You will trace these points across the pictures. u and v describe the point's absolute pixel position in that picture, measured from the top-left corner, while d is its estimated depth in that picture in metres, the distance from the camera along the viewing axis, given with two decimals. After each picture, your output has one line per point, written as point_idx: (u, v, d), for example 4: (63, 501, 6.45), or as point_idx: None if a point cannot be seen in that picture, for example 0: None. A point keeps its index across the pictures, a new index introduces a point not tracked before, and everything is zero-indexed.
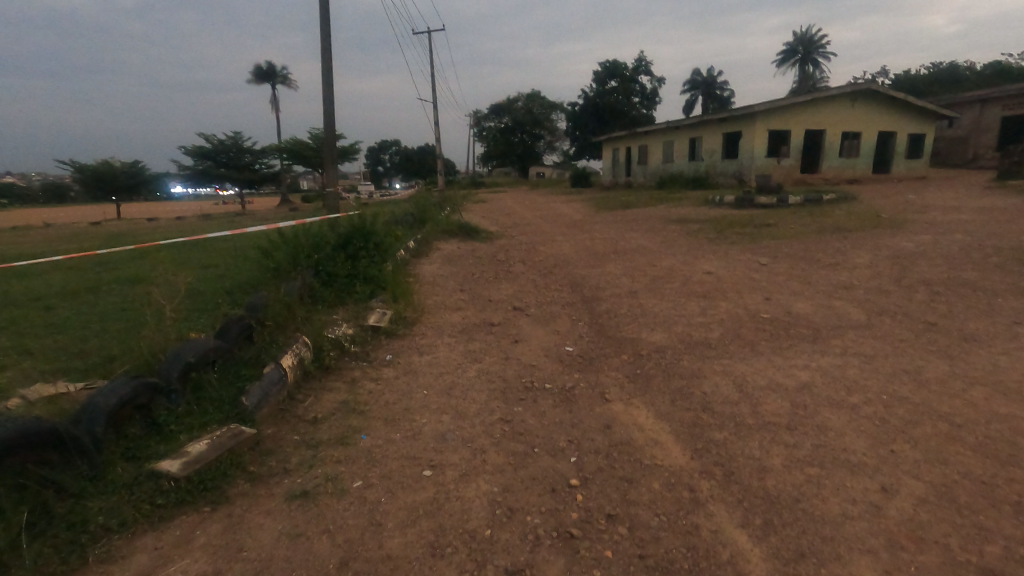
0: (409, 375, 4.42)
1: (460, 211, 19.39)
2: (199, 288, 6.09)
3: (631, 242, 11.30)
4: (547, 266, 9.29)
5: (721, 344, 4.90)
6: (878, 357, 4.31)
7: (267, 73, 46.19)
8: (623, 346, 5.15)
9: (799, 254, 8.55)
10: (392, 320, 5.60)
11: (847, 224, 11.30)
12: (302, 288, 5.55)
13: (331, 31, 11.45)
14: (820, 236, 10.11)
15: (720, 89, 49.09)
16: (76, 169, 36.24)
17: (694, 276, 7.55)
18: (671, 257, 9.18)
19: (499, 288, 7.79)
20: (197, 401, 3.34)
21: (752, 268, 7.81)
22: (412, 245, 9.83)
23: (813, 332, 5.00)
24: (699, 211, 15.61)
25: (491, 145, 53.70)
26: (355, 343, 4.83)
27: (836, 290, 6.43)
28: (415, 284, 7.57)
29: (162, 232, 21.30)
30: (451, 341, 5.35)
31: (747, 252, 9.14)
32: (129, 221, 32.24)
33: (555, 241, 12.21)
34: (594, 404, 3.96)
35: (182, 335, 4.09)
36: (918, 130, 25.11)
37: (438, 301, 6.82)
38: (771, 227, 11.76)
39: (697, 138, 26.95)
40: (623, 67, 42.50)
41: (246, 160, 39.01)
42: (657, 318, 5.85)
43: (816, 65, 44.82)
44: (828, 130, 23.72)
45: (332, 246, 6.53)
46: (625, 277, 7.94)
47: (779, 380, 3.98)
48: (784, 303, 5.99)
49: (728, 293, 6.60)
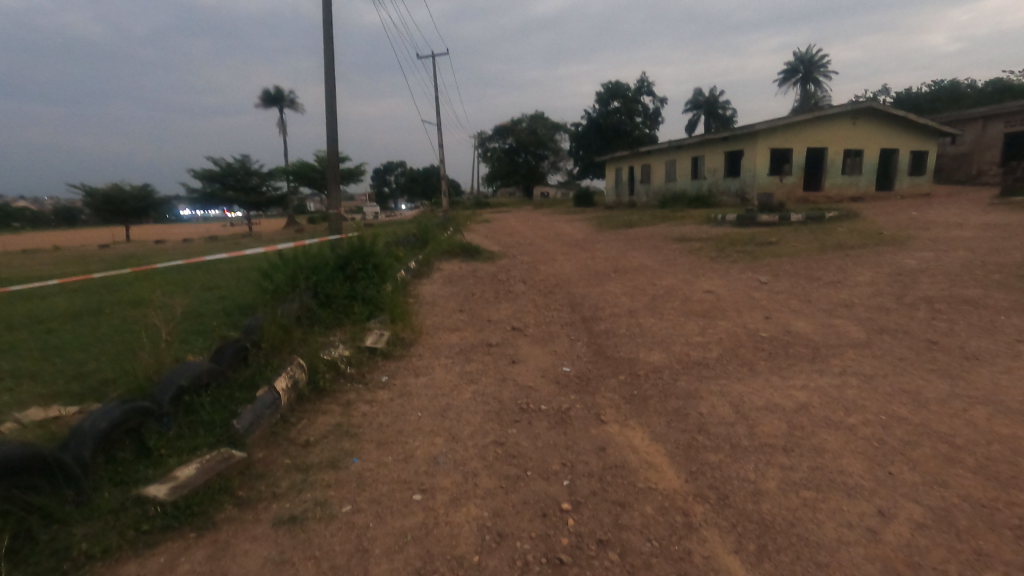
0: (404, 397, 4.40)
1: (464, 231, 19.49)
2: (199, 310, 6.13)
3: (632, 261, 11.34)
4: (548, 286, 9.30)
5: (718, 364, 4.86)
6: (877, 377, 4.25)
7: (276, 97, 47.09)
8: (620, 367, 5.11)
9: (801, 273, 8.54)
10: (389, 341, 5.61)
11: (849, 242, 11.29)
12: (300, 309, 5.57)
13: (334, 58, 11.69)
14: (822, 254, 10.09)
15: (722, 109, 49.57)
16: (87, 193, 36.90)
17: (694, 295, 7.55)
18: (672, 276, 9.17)
19: (498, 308, 7.79)
20: (189, 425, 3.34)
21: (753, 287, 7.78)
22: (413, 266, 9.89)
23: (812, 351, 4.95)
24: (701, 229, 15.65)
25: (495, 166, 54.23)
26: (352, 364, 4.83)
27: (836, 308, 6.40)
28: (414, 305, 7.59)
29: (169, 254, 21.56)
30: (448, 362, 5.34)
31: (748, 271, 9.13)
32: (138, 243, 32.68)
33: (557, 260, 12.25)
34: (589, 426, 3.92)
35: (177, 358, 4.10)
36: (921, 147, 25.16)
37: (436, 322, 6.82)
38: (773, 246, 11.75)
39: (699, 157, 27.13)
40: (625, 88, 43.02)
41: (253, 182, 39.55)
42: (655, 338, 5.82)
43: (818, 84, 45.29)
44: (830, 148, 23.81)
45: (331, 267, 6.58)
46: (625, 296, 7.94)
47: (776, 400, 3.92)
48: (784, 322, 5.96)
49: (727, 311, 6.57)
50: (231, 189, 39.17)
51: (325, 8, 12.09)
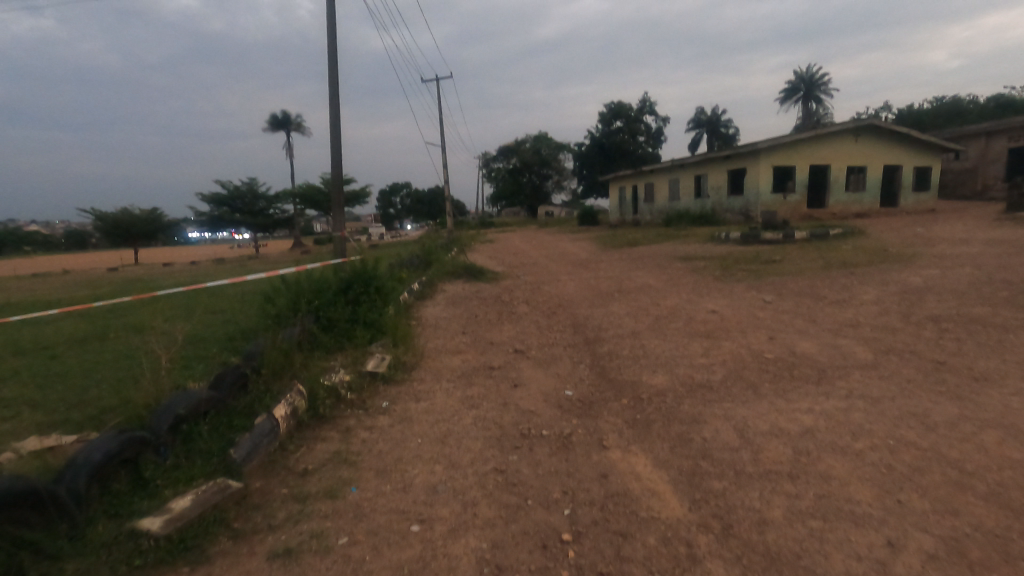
0: (405, 423, 4.36)
1: (468, 251, 19.56)
2: (201, 335, 6.14)
3: (636, 280, 11.31)
4: (551, 307, 9.28)
5: (723, 387, 4.80)
6: (885, 399, 4.18)
7: (283, 122, 47.90)
8: (623, 390, 5.05)
9: (806, 291, 8.49)
10: (390, 365, 5.58)
11: (854, 260, 11.23)
12: (301, 333, 5.57)
13: (339, 84, 11.89)
14: (827, 272, 10.04)
15: (725, 127, 49.92)
16: (97, 217, 37.41)
17: (698, 315, 7.50)
18: (676, 296, 9.13)
19: (501, 330, 7.76)
20: (186, 454, 3.31)
21: (757, 306, 7.74)
22: (416, 288, 9.90)
23: (818, 373, 4.89)
24: (705, 248, 15.64)
25: (500, 186, 54.62)
26: (352, 390, 4.81)
27: (841, 328, 6.34)
28: (417, 327, 7.57)
29: (175, 278, 21.69)
30: (449, 386, 5.30)
31: (753, 290, 9.08)
32: (146, 266, 32.97)
33: (560, 280, 12.24)
34: (591, 452, 3.86)
35: (178, 385, 4.08)
36: (925, 163, 25.20)
37: (438, 345, 6.79)
38: (778, 264, 11.69)
39: (702, 175, 27.23)
40: (627, 108, 43.46)
41: (260, 205, 39.97)
42: (658, 360, 5.77)
43: (819, 102, 45.64)
44: (833, 165, 23.87)
45: (333, 290, 6.59)
46: (628, 317, 7.90)
47: (781, 425, 3.86)
48: (789, 343, 5.90)
49: (731, 332, 6.51)
50: (239, 212, 39.67)
51: (331, 35, 12.33)
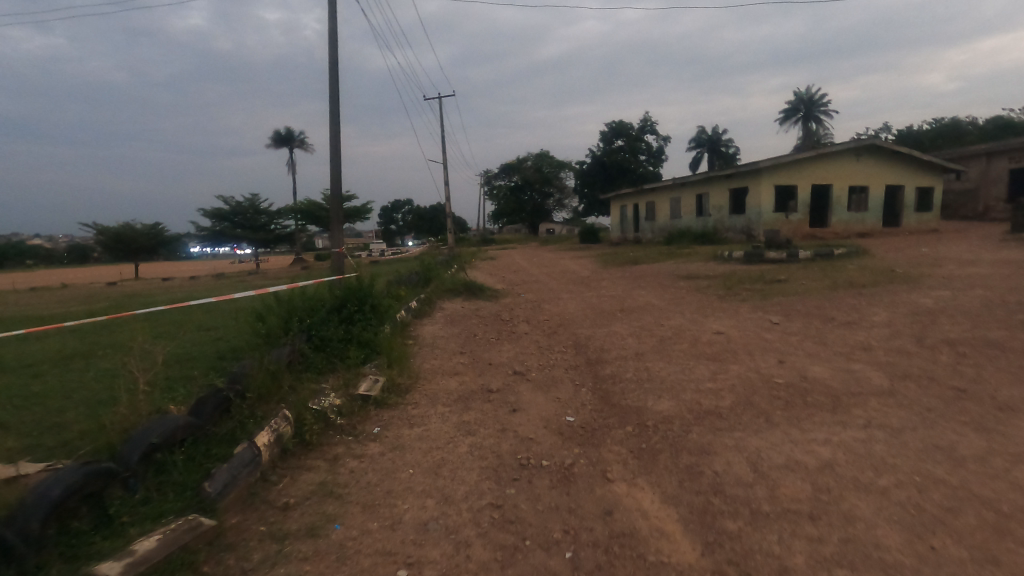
0: (397, 451, 4.12)
1: (468, 268, 19.38)
2: (189, 354, 5.92)
3: (639, 299, 11.11)
4: (551, 327, 9.05)
5: (732, 414, 4.55)
6: (906, 430, 3.93)
7: (286, 138, 48.17)
8: (627, 417, 4.81)
9: (813, 312, 8.28)
10: (384, 388, 5.35)
11: (861, 280, 11.03)
12: (291, 353, 5.36)
13: (339, 100, 11.85)
14: (834, 292, 9.85)
15: (725, 147, 50.15)
16: (99, 231, 37.43)
17: (703, 336, 7.28)
18: (680, 316, 8.92)
19: (500, 350, 7.53)
20: (158, 487, 3.07)
21: (764, 327, 7.51)
22: (414, 305, 9.70)
23: (833, 400, 4.64)
24: (708, 267, 15.45)
25: (501, 204, 54.74)
26: (342, 415, 4.58)
27: (853, 351, 6.10)
28: (413, 347, 7.35)
29: (173, 293, 21.49)
30: (445, 411, 5.06)
31: (758, 310, 8.86)
32: (145, 281, 32.84)
33: (562, 298, 12.05)
34: (594, 486, 3.61)
35: (157, 410, 3.85)
36: (927, 183, 25.16)
37: (435, 366, 6.57)
38: (783, 283, 11.49)
39: (703, 194, 27.19)
40: (629, 127, 43.73)
41: (262, 221, 39.99)
42: (664, 384, 5.52)
43: (819, 122, 45.92)
44: (835, 184, 23.81)
45: (327, 308, 6.39)
46: (631, 337, 7.67)
47: (797, 457, 3.61)
48: (800, 366, 5.66)
49: (739, 354, 6.27)
50: (240, 227, 39.72)
51: (332, 51, 12.33)
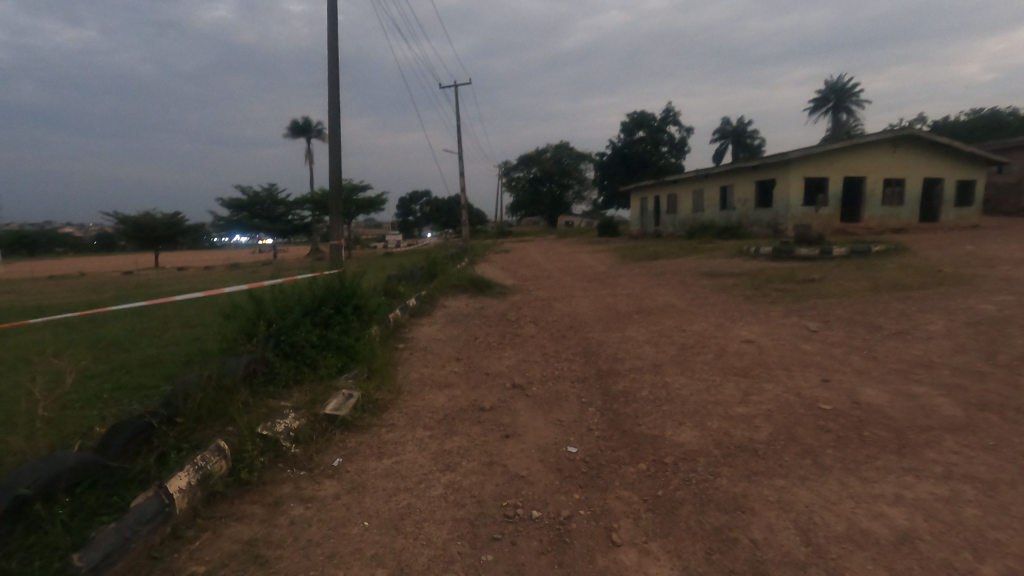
0: (356, 492, 3.38)
1: (478, 262, 18.56)
2: (147, 364, 5.29)
3: (658, 299, 10.26)
4: (560, 329, 8.23)
5: (772, 452, 3.70)
6: (1002, 486, 3.07)
7: (303, 128, 47.73)
8: (640, 450, 3.98)
9: (856, 318, 7.34)
10: (356, 406, 4.62)
11: (905, 281, 10.00)
12: (252, 363, 4.68)
13: (337, 82, 11.10)
14: (876, 295, 8.88)
15: (750, 138, 48.52)
16: (120, 220, 37.61)
17: (730, 346, 6.42)
18: (703, 320, 8.05)
19: (500, 357, 6.75)
20: (24, 555, 2.41)
21: (800, 336, 6.61)
22: (413, 302, 8.99)
23: (897, 436, 3.78)
24: (733, 263, 14.47)
25: (519, 195, 53.86)
26: (298, 443, 3.84)
27: (912, 368, 5.20)
28: (403, 353, 6.61)
29: (183, 283, 21.14)
30: (426, 435, 4.30)
31: (792, 314, 7.96)
32: (162, 270, 32.76)
33: (575, 296, 11.25)
34: (596, 554, 2.83)
35: (62, 444, 3.19)
36: (967, 176, 23.66)
37: (423, 376, 5.81)
38: (817, 284, 10.51)
39: (728, 186, 26.01)
40: (650, 118, 42.41)
41: (279, 211, 39.75)
42: (685, 406, 4.67)
43: (850, 113, 44.02)
44: (868, 176, 22.47)
45: (302, 310, 5.67)
46: (648, 344, 6.82)
47: (864, 526, 2.78)
48: (849, 388, 4.78)
49: (773, 370, 5.41)
50: (258, 218, 39.63)
51: (333, 32, 11.61)
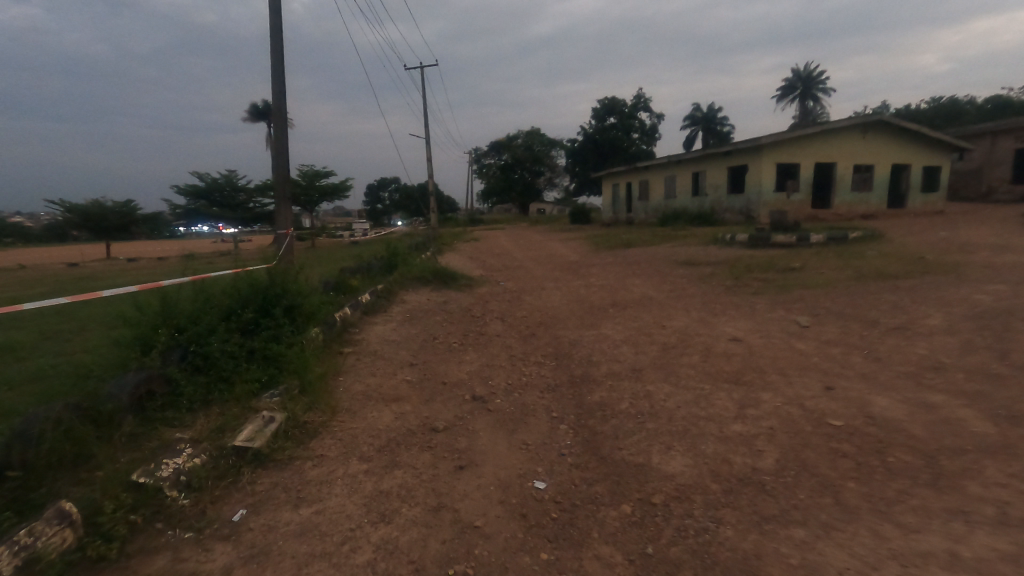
0: (255, 564, 2.57)
1: (446, 251, 17.68)
2: (26, 381, 4.36)
3: (634, 291, 9.62)
4: (529, 327, 7.49)
5: (784, 487, 3.04)
6: None
7: (263, 112, 45.57)
8: (623, 484, 3.27)
9: (847, 312, 6.79)
10: (278, 434, 3.78)
11: (889, 270, 9.55)
12: (146, 384, 3.79)
13: (282, 55, 9.97)
14: (862, 285, 8.40)
15: (720, 125, 48.44)
16: (67, 208, 35.37)
17: (716, 345, 5.78)
18: (684, 314, 7.42)
19: (460, 361, 5.95)
20: None
21: (792, 334, 6.02)
22: (367, 298, 8.11)
23: (930, 463, 3.15)
24: (709, 251, 13.96)
25: (491, 183, 52.89)
26: (187, 493, 3.00)
27: (922, 372, 4.61)
28: (348, 360, 5.75)
29: (131, 275, 19.70)
30: (361, 470, 3.49)
31: (778, 307, 7.38)
32: (112, 261, 30.88)
33: (546, 288, 10.55)
34: None
35: None
36: (933, 162, 23.74)
37: (368, 388, 4.98)
38: (798, 273, 10.02)
39: (700, 172, 25.63)
40: (621, 104, 41.77)
41: (240, 199, 37.98)
42: (672, 424, 3.97)
43: (817, 100, 44.22)
44: (839, 162, 22.31)
45: (219, 312, 4.75)
46: (625, 344, 6.13)
47: None
48: (857, 398, 4.16)
49: (769, 376, 4.77)
50: (217, 206, 37.78)
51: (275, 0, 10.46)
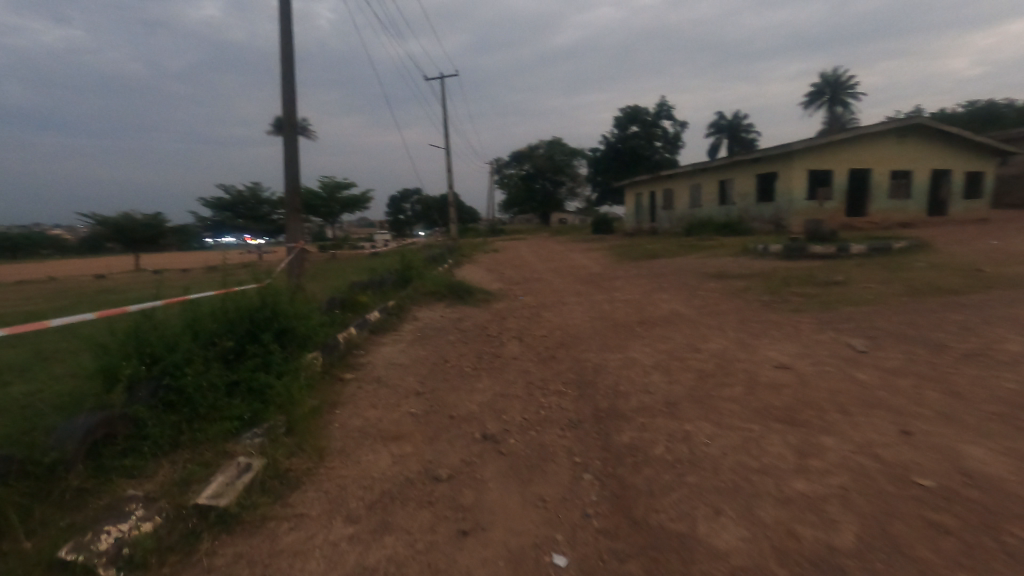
0: None
1: (464, 264, 17.19)
2: None
3: (661, 307, 8.94)
4: (548, 348, 6.86)
5: None
6: None
7: None
8: (663, 566, 2.64)
9: (907, 334, 6.03)
10: (252, 487, 3.25)
11: (943, 284, 8.71)
12: (105, 427, 3.30)
13: (291, 60, 9.56)
14: (918, 302, 7.59)
15: (745, 133, 47.35)
16: (98, 221, 36.11)
17: (761, 374, 5.08)
18: (720, 335, 6.72)
19: (471, 390, 5.35)
20: None
21: (847, 361, 5.29)
22: (375, 316, 7.59)
23: None
24: (740, 263, 13.17)
25: (511, 193, 52.59)
26: None
27: (1017, 413, 3.87)
28: (347, 388, 5.20)
29: (151, 287, 19.65)
30: (347, 537, 2.92)
31: (825, 327, 6.63)
32: (139, 273, 31.21)
33: (567, 303, 9.94)
34: None
35: None
36: (976, 168, 22.48)
37: (366, 424, 4.42)
38: (842, 287, 9.22)
39: (727, 180, 24.74)
40: (644, 112, 41.04)
41: (264, 211, 38.33)
42: (720, 478, 3.31)
43: (846, 106, 42.87)
44: (875, 168, 21.24)
45: (200, 338, 4.26)
46: (656, 371, 5.46)
47: None
48: (945, 447, 3.45)
49: (830, 415, 4.07)
50: (242, 218, 38.14)
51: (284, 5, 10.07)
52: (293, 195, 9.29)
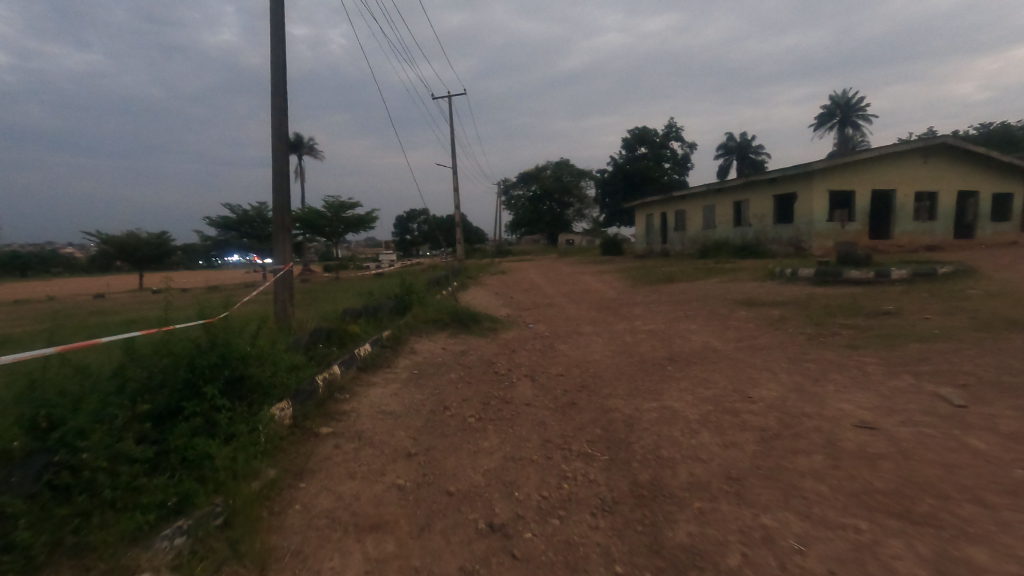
0: None
1: (470, 287, 16.22)
2: None
3: (691, 340, 7.90)
4: (566, 391, 5.81)
5: None
6: None
7: None
8: None
9: (1005, 382, 4.95)
10: None
11: (1013, 316, 7.62)
12: None
13: (282, 67, 8.71)
14: (994, 339, 6.52)
15: (755, 154, 46.61)
16: (103, 241, 35.66)
17: (844, 437, 4.00)
18: (770, 378, 5.67)
19: (474, 450, 4.30)
20: None
21: (947, 419, 4.21)
22: (365, 351, 6.56)
23: None
24: (767, 289, 12.13)
25: (519, 214, 51.95)
26: None
27: None
28: (320, 449, 4.16)
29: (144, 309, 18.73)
30: None
31: (896, 370, 5.56)
32: (140, 293, 30.47)
33: (583, 334, 8.91)
34: None
35: None
36: (1004, 189, 21.40)
37: (336, 504, 3.38)
38: (894, 319, 8.16)
39: (743, 201, 23.75)
40: (653, 133, 40.37)
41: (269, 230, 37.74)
42: None
43: (857, 128, 42.12)
44: (898, 189, 20.21)
45: (121, 391, 3.26)
46: (706, 428, 4.40)
47: None
48: None
49: (964, 506, 3.00)
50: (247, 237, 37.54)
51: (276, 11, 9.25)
52: (281, 213, 8.33)
